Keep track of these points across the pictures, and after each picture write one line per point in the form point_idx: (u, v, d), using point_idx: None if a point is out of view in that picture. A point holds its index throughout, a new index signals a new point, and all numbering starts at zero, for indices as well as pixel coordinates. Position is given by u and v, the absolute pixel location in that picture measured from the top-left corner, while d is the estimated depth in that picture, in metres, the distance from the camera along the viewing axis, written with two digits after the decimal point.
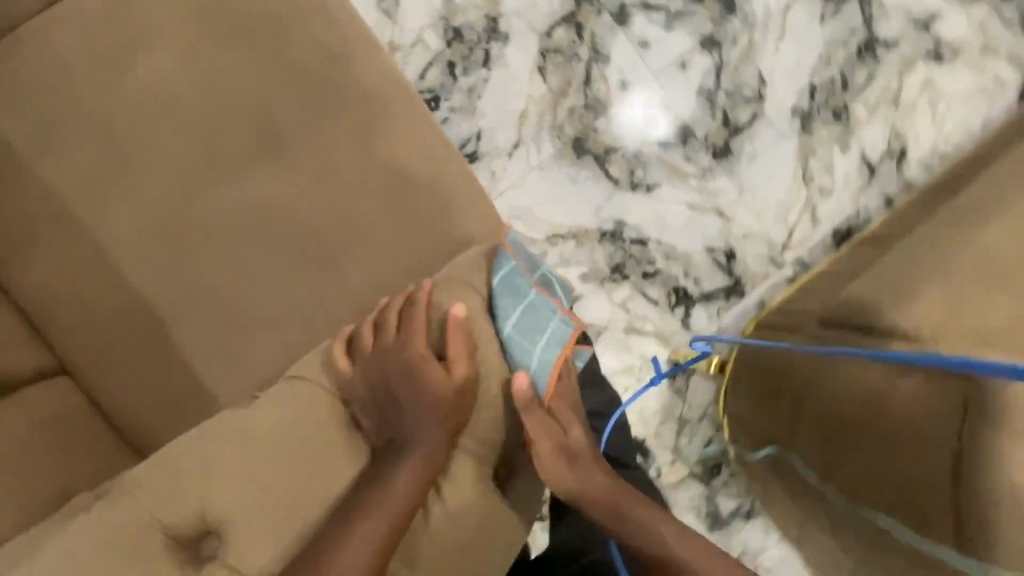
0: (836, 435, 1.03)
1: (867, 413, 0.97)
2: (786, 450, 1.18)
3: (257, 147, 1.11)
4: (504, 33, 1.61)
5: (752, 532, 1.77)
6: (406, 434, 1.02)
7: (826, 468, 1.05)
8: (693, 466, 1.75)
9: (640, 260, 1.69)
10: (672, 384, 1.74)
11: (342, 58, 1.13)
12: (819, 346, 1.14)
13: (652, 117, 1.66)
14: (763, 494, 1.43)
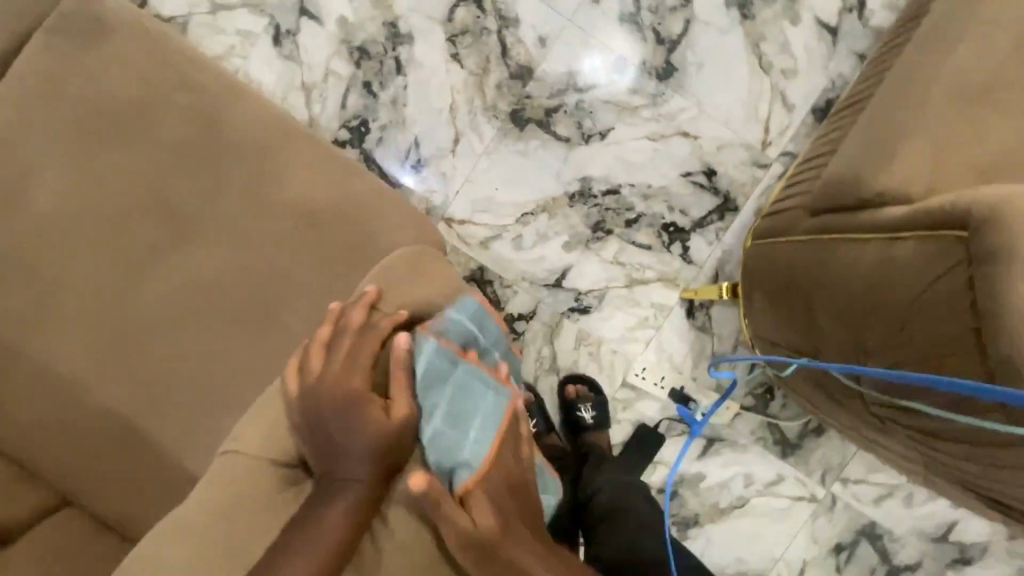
0: (846, 326, 0.92)
1: (870, 293, 0.87)
2: (815, 357, 1.07)
3: (166, 226, 1.05)
4: (407, 34, 1.56)
5: (827, 444, 1.68)
6: (345, 466, 0.84)
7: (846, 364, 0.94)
8: (744, 398, 1.67)
9: (618, 210, 1.61)
10: (693, 322, 1.63)
11: (225, 115, 1.09)
12: (817, 238, 1.05)
13: (612, 62, 1.57)
14: (808, 402, 1.33)
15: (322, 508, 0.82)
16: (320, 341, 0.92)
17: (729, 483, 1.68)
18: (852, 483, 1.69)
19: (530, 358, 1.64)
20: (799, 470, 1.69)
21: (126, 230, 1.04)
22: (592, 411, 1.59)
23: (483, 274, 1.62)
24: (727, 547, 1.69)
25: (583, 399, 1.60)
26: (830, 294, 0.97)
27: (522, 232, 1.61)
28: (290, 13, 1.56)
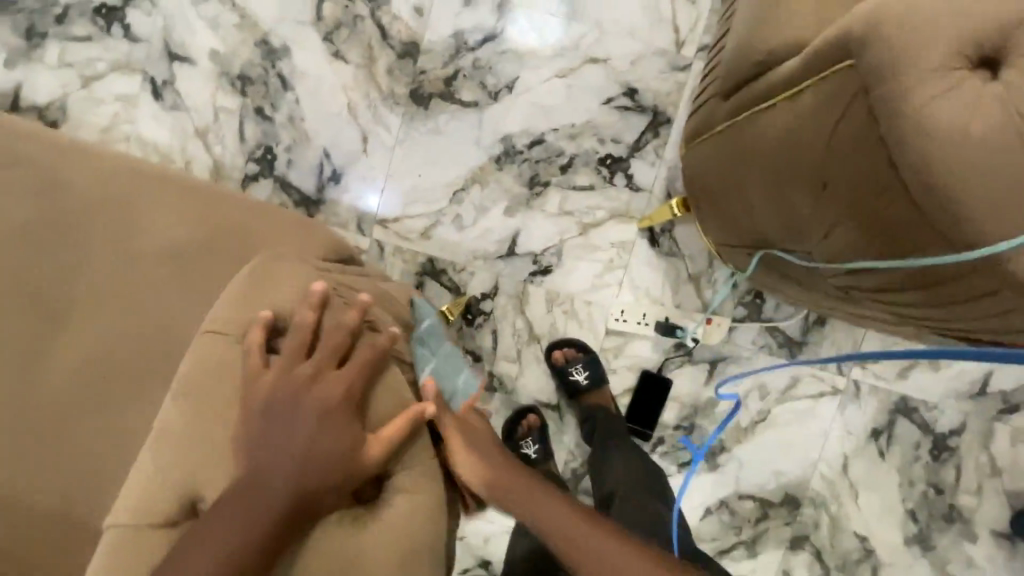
0: (779, 198, 0.86)
1: (785, 158, 0.81)
2: (772, 245, 0.99)
3: (42, 316, 1.01)
4: (282, 47, 1.49)
5: (834, 333, 1.59)
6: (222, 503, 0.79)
7: (795, 237, 0.88)
8: (735, 311, 1.57)
9: (548, 159, 1.52)
10: (659, 249, 1.55)
11: (60, 182, 1.06)
12: (733, 121, 0.98)
13: (534, 25, 1.49)
14: (790, 297, 1.23)
15: (196, 560, 0.75)
16: (202, 349, 0.88)
17: (744, 400, 1.60)
18: (871, 364, 1.60)
19: (506, 334, 1.57)
20: (813, 366, 1.60)
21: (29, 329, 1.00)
22: (585, 372, 1.51)
23: (433, 265, 1.55)
24: (761, 463, 1.62)
25: (573, 362, 1.52)
26: (755, 173, 0.90)
27: (459, 211, 1.54)
28: (160, 62, 1.50)
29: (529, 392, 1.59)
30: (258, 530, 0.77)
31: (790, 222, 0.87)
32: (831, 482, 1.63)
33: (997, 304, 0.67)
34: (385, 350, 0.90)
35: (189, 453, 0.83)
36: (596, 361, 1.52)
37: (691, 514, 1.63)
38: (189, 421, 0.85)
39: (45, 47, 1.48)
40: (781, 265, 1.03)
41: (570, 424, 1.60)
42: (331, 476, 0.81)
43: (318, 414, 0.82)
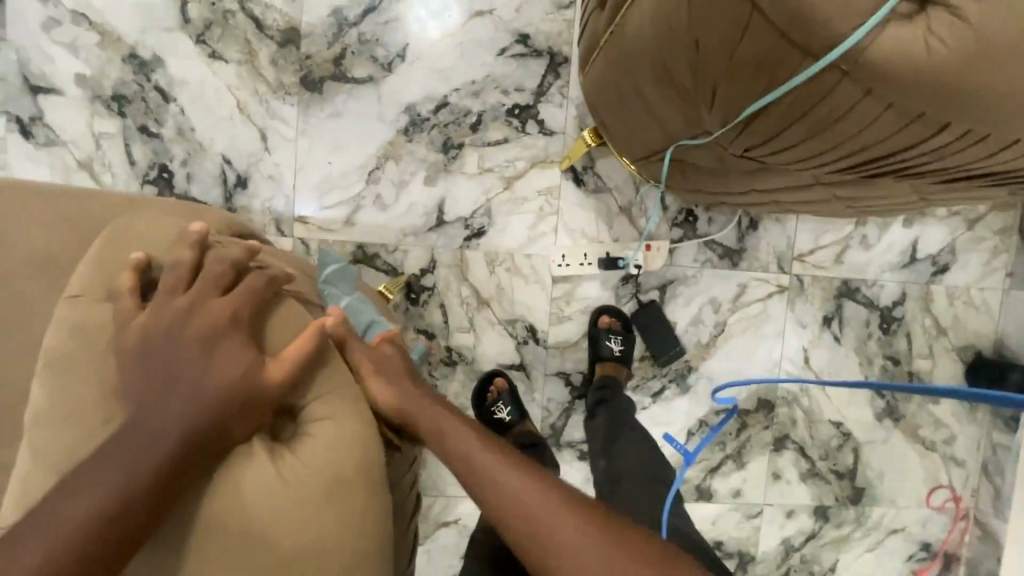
0: (666, 76, 0.87)
1: (660, 31, 0.82)
2: (678, 138, 0.98)
3: None
4: (154, 58, 1.41)
5: (768, 234, 1.63)
6: (111, 442, 0.73)
7: (689, 114, 0.90)
8: (672, 233, 1.59)
9: (457, 120, 1.50)
10: (586, 188, 1.55)
11: None
12: (610, 27, 1.01)
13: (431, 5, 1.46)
14: (705, 197, 1.24)
15: (89, 503, 0.70)
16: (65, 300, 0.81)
17: (700, 318, 1.62)
18: (809, 256, 1.65)
19: (454, 305, 1.54)
20: (756, 271, 1.63)
21: None
22: (620, 343, 1.51)
23: (364, 251, 1.50)
24: (729, 375, 1.65)
25: (613, 330, 1.53)
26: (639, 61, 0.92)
27: (378, 190, 1.49)
28: (22, 98, 1.39)
29: (490, 358, 1.56)
30: (150, 462, 0.72)
31: (674, 97, 0.89)
32: (797, 377, 1.68)
33: (838, 108, 0.70)
34: (276, 283, 0.90)
35: (70, 413, 0.76)
36: (633, 340, 1.53)
37: (674, 440, 1.65)
38: (55, 372, 0.77)
39: None
40: (684, 158, 1.05)
41: (539, 380, 1.59)
42: (230, 399, 0.77)
43: (202, 343, 0.78)
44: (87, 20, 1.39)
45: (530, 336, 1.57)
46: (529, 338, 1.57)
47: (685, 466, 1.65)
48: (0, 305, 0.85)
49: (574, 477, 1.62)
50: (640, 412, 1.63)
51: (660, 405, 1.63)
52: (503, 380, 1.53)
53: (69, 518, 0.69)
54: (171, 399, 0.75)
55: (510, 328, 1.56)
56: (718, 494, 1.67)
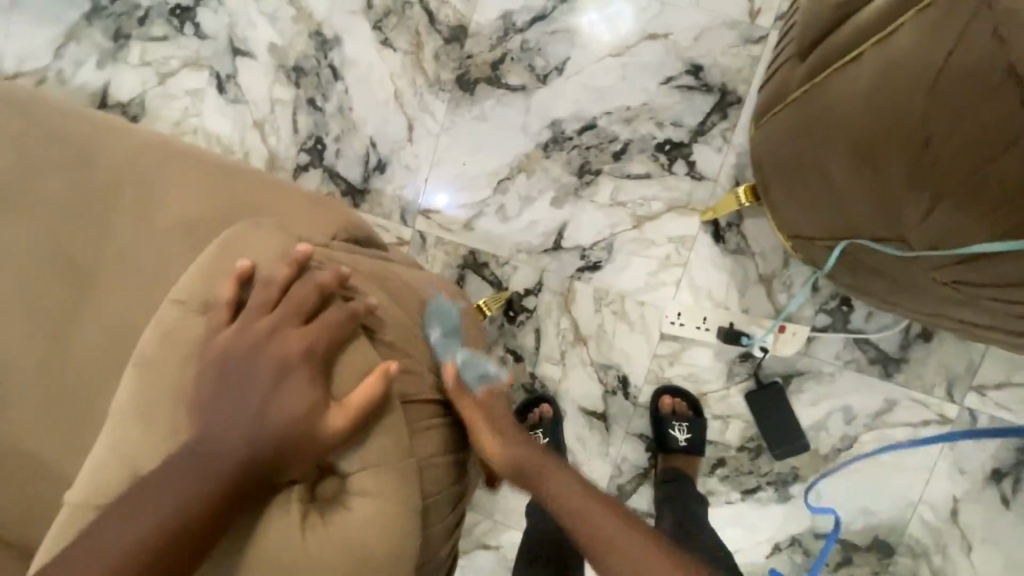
0: (868, 169, 0.72)
1: (869, 116, 0.69)
2: (856, 236, 0.82)
3: (56, 287, 1.00)
4: (335, 37, 1.50)
5: (943, 349, 1.33)
6: (184, 454, 0.79)
7: (893, 219, 0.72)
8: (816, 319, 1.35)
9: (600, 146, 1.40)
10: (725, 246, 1.37)
11: (85, 151, 1.05)
12: (802, 97, 0.86)
13: (604, 16, 1.38)
14: (875, 300, 1.02)
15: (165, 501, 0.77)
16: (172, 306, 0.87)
17: (824, 424, 1.38)
18: (994, 390, 1.31)
19: (549, 334, 1.47)
20: (914, 388, 1.34)
21: (42, 299, 1.00)
22: (688, 433, 1.37)
23: (475, 258, 1.48)
24: (844, 498, 1.39)
25: (679, 416, 1.38)
26: (834, 144, 0.77)
27: (503, 201, 1.46)
28: (224, 58, 1.56)
29: (573, 398, 1.47)
30: (211, 483, 0.77)
31: (873, 201, 0.74)
32: (936, 529, 1.36)
33: None
34: (356, 316, 0.87)
35: (154, 414, 0.81)
36: (703, 427, 1.38)
37: (756, 549, 1.43)
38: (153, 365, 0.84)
39: (128, 48, 1.59)
40: (858, 261, 0.88)
41: (618, 435, 1.47)
42: (288, 432, 0.80)
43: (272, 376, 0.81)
44: None
45: (620, 388, 1.45)
46: (618, 389, 1.46)
47: None
48: (148, 263, 0.99)
49: None
50: (723, 505, 1.44)
51: (749, 504, 1.43)
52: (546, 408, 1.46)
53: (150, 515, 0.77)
54: (237, 428, 0.79)
55: (602, 373, 1.46)
56: None
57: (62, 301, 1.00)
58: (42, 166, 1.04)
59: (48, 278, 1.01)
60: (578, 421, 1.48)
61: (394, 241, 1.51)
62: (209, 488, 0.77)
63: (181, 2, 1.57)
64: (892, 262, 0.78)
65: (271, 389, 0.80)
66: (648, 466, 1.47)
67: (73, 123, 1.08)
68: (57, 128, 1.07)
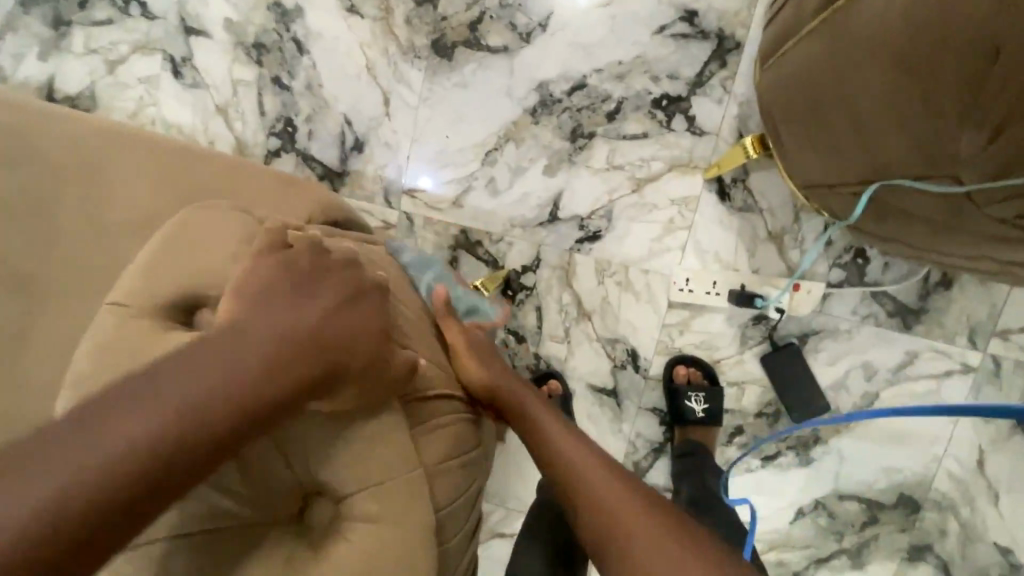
0: (905, 105, 0.66)
1: (896, 49, 0.64)
2: (894, 175, 0.74)
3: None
4: (296, 7, 1.38)
5: (963, 297, 1.27)
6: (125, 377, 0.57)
7: (933, 157, 0.66)
8: (830, 275, 1.29)
9: (592, 106, 1.31)
10: (731, 204, 1.29)
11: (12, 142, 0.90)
12: (824, 25, 0.76)
13: None
14: (906, 249, 0.95)
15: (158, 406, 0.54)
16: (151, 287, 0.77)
17: (844, 383, 1.32)
18: (1018, 334, 1.26)
19: (551, 311, 1.39)
20: (935, 339, 1.28)
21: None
22: (704, 404, 1.31)
23: (468, 236, 1.39)
24: (867, 458, 1.35)
25: (695, 387, 1.32)
26: (864, 85, 0.70)
27: (492, 174, 1.37)
28: (177, 39, 1.44)
29: (581, 376, 1.41)
30: (180, 398, 0.55)
31: (926, 135, 0.65)
32: (962, 481, 1.32)
33: None
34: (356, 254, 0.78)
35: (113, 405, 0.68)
36: (719, 396, 1.32)
37: (779, 515, 1.40)
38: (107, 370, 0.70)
39: (71, 35, 1.46)
40: (892, 204, 0.81)
41: (630, 411, 1.41)
42: (322, 367, 0.65)
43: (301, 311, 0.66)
44: None
45: (629, 361, 1.39)
46: (628, 363, 1.39)
47: (787, 548, 1.40)
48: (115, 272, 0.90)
49: None
50: (744, 473, 1.39)
51: (769, 472, 1.38)
52: (555, 386, 1.39)
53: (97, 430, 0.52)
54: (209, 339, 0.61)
55: (609, 347, 1.39)
56: None
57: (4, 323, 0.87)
58: None
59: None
60: (587, 399, 1.42)
61: (380, 225, 1.42)
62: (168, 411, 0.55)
63: None
64: (937, 203, 0.71)
65: (258, 299, 0.65)
66: (663, 440, 1.41)
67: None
68: None
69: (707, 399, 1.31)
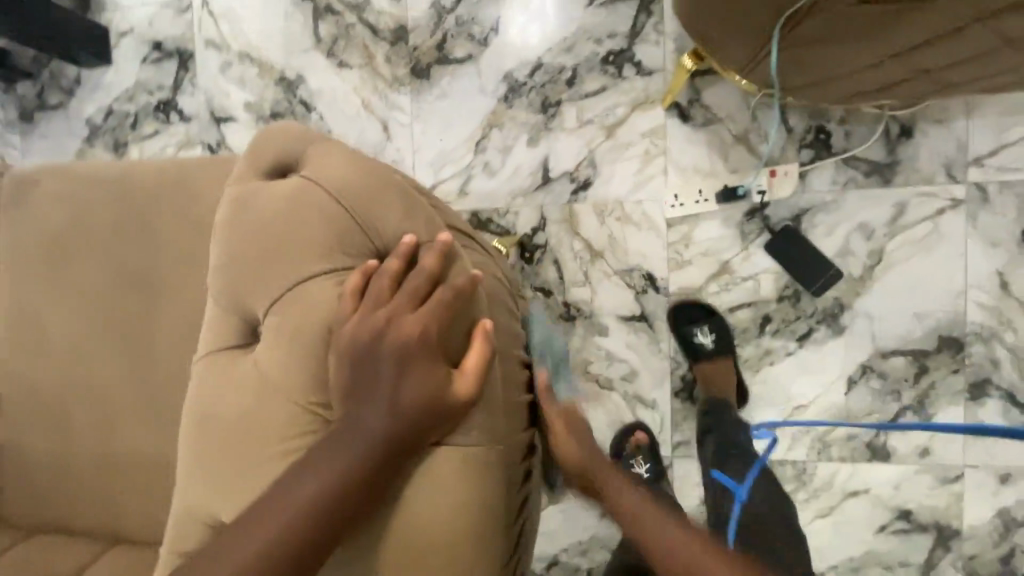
0: (730, 31, 1.04)
1: (699, 24, 1.10)
2: (773, 42, 0.98)
3: (143, 273, 1.04)
4: (296, 77, 1.67)
5: (928, 140, 1.38)
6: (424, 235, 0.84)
7: (743, 53, 1.10)
8: (801, 156, 1.43)
9: (553, 79, 1.53)
10: (695, 123, 1.46)
11: (79, 197, 1.06)
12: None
13: None
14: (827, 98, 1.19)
15: (347, 213, 0.81)
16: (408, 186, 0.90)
17: (847, 248, 1.42)
18: (989, 158, 1.36)
19: (568, 260, 1.55)
20: (917, 184, 1.39)
21: (120, 324, 1.04)
22: (712, 335, 1.46)
23: (479, 217, 1.59)
24: (895, 310, 1.41)
25: (699, 323, 1.47)
26: (702, 41, 1.18)
27: (486, 158, 1.58)
28: (210, 129, 1.74)
29: (610, 311, 1.54)
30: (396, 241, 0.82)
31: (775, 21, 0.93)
32: (993, 308, 1.37)
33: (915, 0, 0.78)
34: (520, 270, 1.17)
35: (297, 242, 0.81)
36: (725, 324, 1.47)
37: (833, 389, 1.45)
38: (307, 206, 0.81)
39: (129, 152, 1.80)
40: (794, 67, 1.05)
41: (663, 329, 1.52)
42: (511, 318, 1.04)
43: (406, 196, 0.85)
44: (247, 57, 1.70)
45: (649, 285, 1.52)
46: (648, 287, 1.52)
47: (849, 420, 1.45)
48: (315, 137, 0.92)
49: None
50: (786, 358, 1.47)
51: (809, 350, 1.46)
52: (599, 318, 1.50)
53: (375, 220, 0.82)
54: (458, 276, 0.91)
55: (628, 278, 1.53)
56: (898, 453, 1.43)
57: (136, 301, 1.04)
58: (62, 241, 1.06)
59: (120, 272, 1.04)
60: (621, 330, 1.54)
61: None
62: (348, 241, 0.81)
63: (162, 97, 1.77)
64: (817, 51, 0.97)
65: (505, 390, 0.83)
66: None
67: (64, 180, 1.08)
68: (40, 184, 1.08)
69: (715, 331, 1.46)
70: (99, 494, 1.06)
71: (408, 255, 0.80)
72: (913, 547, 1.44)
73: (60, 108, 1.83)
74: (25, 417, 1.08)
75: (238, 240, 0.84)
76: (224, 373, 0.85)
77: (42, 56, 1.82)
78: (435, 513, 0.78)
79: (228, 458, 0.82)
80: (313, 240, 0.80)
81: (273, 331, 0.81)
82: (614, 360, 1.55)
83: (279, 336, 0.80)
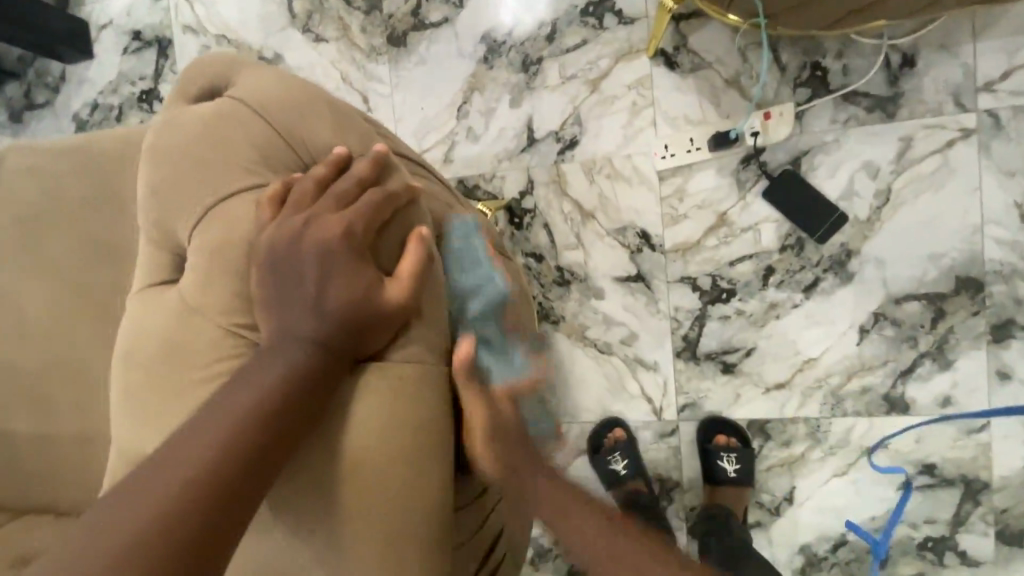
0: None
1: None
2: None
3: (112, 244, 1.02)
4: (274, 55, 1.65)
5: (933, 68, 1.29)
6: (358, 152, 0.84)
7: None
8: (797, 95, 1.35)
9: (532, 36, 1.48)
10: (682, 69, 1.40)
11: (48, 172, 1.05)
12: None
13: None
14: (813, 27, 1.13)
15: (274, 130, 0.80)
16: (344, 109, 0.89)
17: (851, 190, 1.34)
18: (1001, 83, 1.27)
19: (558, 223, 1.50)
20: (923, 116, 1.30)
21: (93, 295, 1.02)
22: (736, 464, 1.39)
23: (465, 185, 1.55)
24: (905, 252, 1.33)
25: (728, 448, 1.40)
26: None
27: (468, 123, 1.54)
28: None
29: (605, 272, 1.48)
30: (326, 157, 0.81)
31: None
32: (1012, 244, 1.28)
33: None
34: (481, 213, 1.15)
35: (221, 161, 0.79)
36: (750, 455, 1.40)
37: (844, 340, 1.38)
38: (230, 124, 0.80)
39: None
40: None
41: (661, 288, 1.46)
42: None
43: (337, 117, 0.84)
44: (225, 39, 1.68)
45: (643, 243, 1.46)
46: (643, 245, 1.46)
47: (862, 373, 1.37)
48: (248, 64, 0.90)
49: (720, 395, 1.45)
50: (792, 311, 1.40)
51: (816, 300, 1.38)
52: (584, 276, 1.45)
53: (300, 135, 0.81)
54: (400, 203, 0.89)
55: (621, 237, 1.47)
56: (918, 405, 1.35)
57: (107, 272, 1.01)
58: (31, 216, 1.05)
59: (90, 245, 1.02)
60: (617, 292, 1.48)
61: None
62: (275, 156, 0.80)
63: (144, 87, 1.76)
64: None
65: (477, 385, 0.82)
66: (702, 306, 1.44)
67: (33, 156, 1.07)
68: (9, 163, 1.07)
69: (742, 458, 1.40)
70: (85, 471, 1.05)
71: (337, 162, 0.78)
72: (939, 502, 1.36)
73: (48, 106, 1.84)
74: (6, 398, 1.07)
75: (164, 164, 0.83)
76: (154, 306, 0.83)
77: (27, 55, 1.83)
78: (379, 429, 0.75)
79: (162, 387, 0.80)
80: (237, 156, 0.79)
81: (196, 254, 0.79)
82: (611, 324, 1.49)
83: (203, 259, 0.78)
